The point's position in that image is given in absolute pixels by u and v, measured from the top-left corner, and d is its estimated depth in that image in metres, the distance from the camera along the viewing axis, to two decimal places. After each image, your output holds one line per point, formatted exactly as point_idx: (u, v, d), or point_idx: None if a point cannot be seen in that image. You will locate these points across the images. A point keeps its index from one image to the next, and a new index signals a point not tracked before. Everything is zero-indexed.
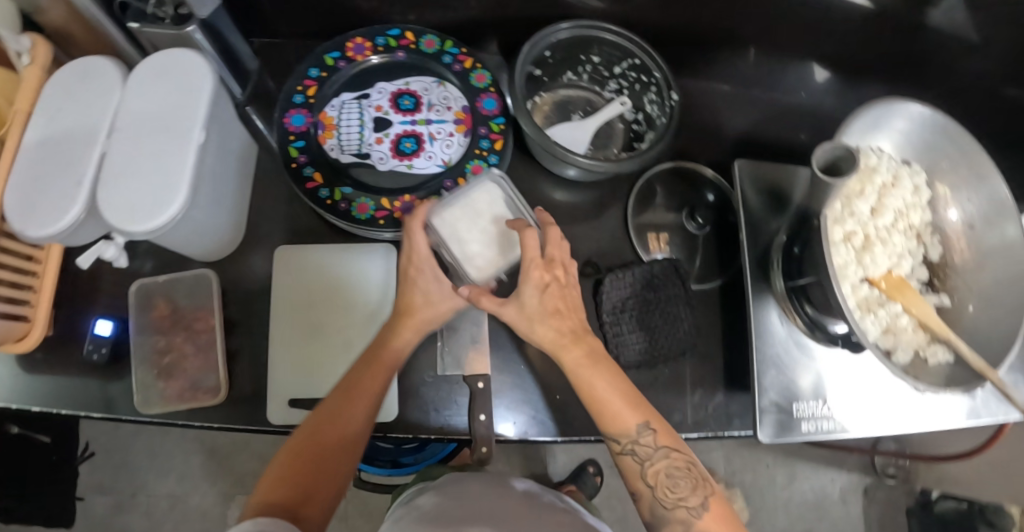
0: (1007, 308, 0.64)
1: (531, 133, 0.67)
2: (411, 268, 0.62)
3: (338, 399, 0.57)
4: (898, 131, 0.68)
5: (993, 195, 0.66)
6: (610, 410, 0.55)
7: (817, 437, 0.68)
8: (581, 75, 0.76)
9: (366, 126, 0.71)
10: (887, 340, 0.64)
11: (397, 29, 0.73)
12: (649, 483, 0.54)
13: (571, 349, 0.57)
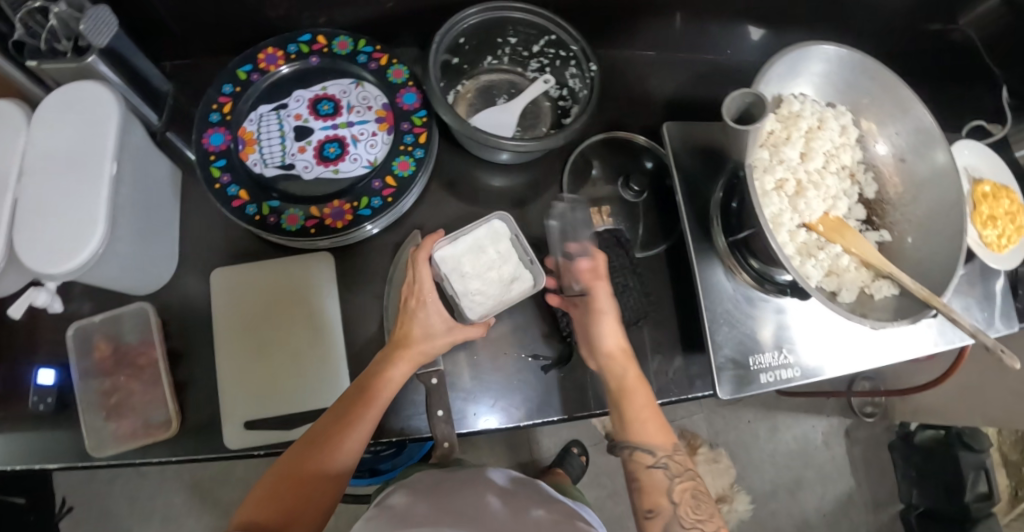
0: (945, 236, 0.65)
1: (454, 123, 0.66)
2: (411, 299, 0.62)
3: (334, 424, 0.59)
4: (818, 74, 0.68)
5: (919, 125, 0.67)
6: (653, 427, 0.62)
7: (778, 387, 0.68)
8: (501, 58, 0.75)
9: (287, 136, 0.70)
10: (830, 282, 0.65)
11: (307, 34, 0.71)
12: (674, 498, 0.59)
13: (631, 360, 0.64)
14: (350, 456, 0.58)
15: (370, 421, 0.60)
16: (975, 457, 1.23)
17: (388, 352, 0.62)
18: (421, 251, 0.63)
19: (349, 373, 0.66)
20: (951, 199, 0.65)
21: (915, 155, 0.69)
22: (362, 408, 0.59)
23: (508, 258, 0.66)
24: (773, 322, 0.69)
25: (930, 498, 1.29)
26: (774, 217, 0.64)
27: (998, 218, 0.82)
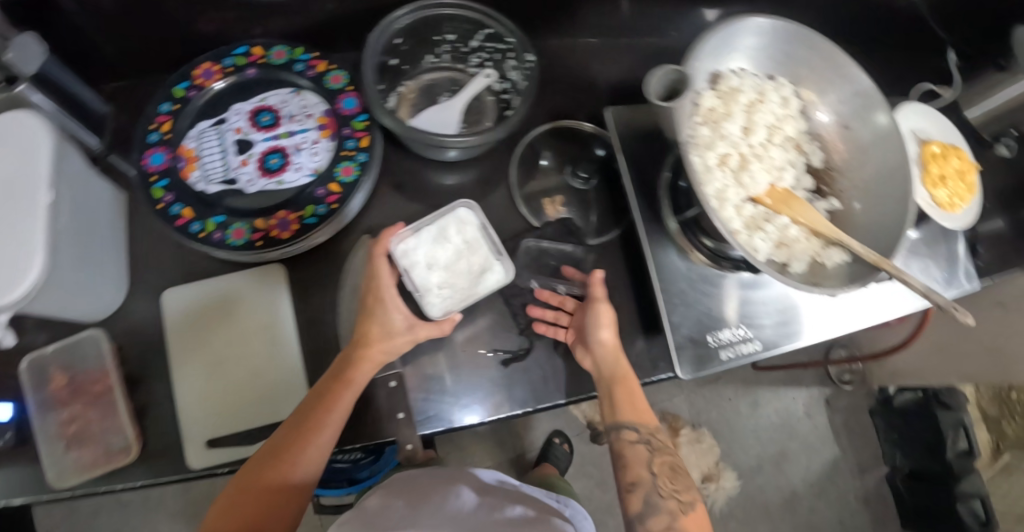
0: (892, 199, 0.64)
1: (393, 126, 0.66)
2: (371, 296, 0.62)
3: (297, 431, 0.58)
4: (751, 47, 0.67)
5: (858, 90, 0.67)
6: (637, 402, 0.63)
7: (738, 363, 0.69)
8: (442, 56, 0.75)
9: (228, 151, 0.69)
10: (781, 253, 0.64)
11: (243, 46, 0.71)
12: (654, 470, 0.60)
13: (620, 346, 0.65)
14: (314, 462, 0.58)
15: (334, 427, 0.59)
16: (953, 414, 1.23)
17: (349, 355, 0.61)
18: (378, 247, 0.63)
19: (309, 384, 0.66)
20: (893, 161, 0.65)
21: (858, 121, 0.68)
22: (326, 413, 0.58)
23: (476, 250, 0.67)
24: (730, 298, 0.70)
25: (913, 459, 1.31)
26: (719, 193, 0.63)
27: (948, 177, 0.82)
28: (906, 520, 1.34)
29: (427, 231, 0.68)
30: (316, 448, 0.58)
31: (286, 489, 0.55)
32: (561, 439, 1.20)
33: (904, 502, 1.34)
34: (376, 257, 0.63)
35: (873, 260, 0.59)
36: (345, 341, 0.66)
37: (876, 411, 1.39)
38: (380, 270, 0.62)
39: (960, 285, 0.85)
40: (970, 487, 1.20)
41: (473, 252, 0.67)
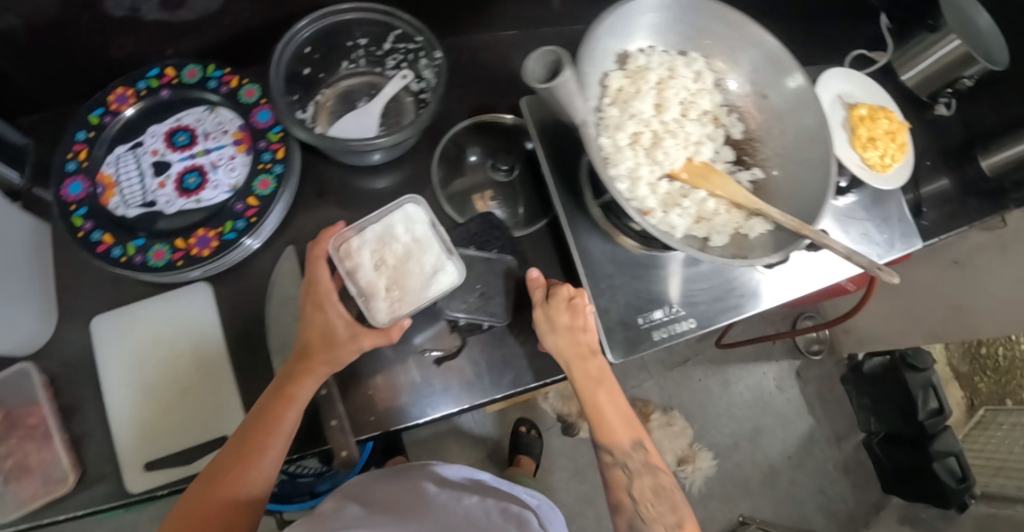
0: (808, 163, 0.63)
1: (308, 138, 0.66)
2: (310, 300, 0.59)
3: (242, 453, 0.57)
4: (653, 26, 0.65)
5: (770, 56, 0.65)
6: (614, 426, 0.64)
7: (672, 343, 0.69)
8: (357, 61, 0.75)
9: (146, 174, 0.69)
10: (700, 228, 0.62)
11: (155, 68, 0.71)
12: (634, 496, 0.63)
13: (589, 363, 0.63)
14: (260, 482, 0.58)
15: (279, 444, 0.59)
16: (921, 376, 1.29)
17: (291, 368, 0.60)
18: (318, 248, 0.60)
19: (244, 397, 0.66)
20: (806, 124, 0.64)
21: (772, 86, 0.66)
22: (269, 433, 0.58)
23: (426, 249, 0.61)
24: (659, 278, 0.70)
25: (887, 423, 1.33)
26: (629, 172, 0.62)
27: (878, 139, 0.79)
28: (887, 484, 1.36)
29: (374, 231, 0.62)
30: (264, 463, 0.58)
31: (231, 514, 0.56)
32: (527, 426, 1.21)
33: (883, 466, 1.36)
34: (316, 259, 0.59)
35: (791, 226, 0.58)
36: (275, 352, 0.65)
37: (847, 378, 1.42)
38: (318, 269, 0.59)
39: (904, 243, 0.85)
40: (943, 446, 1.26)
41: (424, 251, 0.60)
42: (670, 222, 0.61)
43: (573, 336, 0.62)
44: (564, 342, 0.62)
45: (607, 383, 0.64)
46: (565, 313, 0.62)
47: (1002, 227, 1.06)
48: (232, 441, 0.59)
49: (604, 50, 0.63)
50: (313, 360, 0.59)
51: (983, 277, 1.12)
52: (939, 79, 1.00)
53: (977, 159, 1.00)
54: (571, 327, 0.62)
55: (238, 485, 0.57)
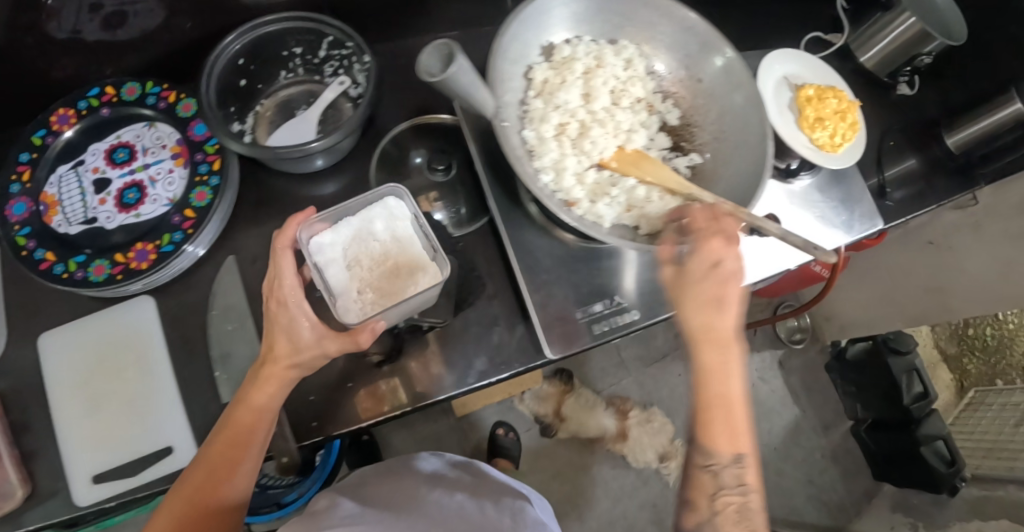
0: (739, 143, 0.62)
1: (242, 150, 0.66)
2: (273, 300, 0.55)
3: (209, 470, 0.55)
4: (577, 15, 0.66)
5: (698, 39, 0.64)
6: (721, 429, 0.49)
7: (615, 336, 0.67)
8: (295, 70, 0.75)
9: (87, 192, 0.70)
10: (631, 217, 0.60)
11: (95, 88, 0.72)
12: (715, 510, 0.50)
13: (713, 333, 0.50)
14: (234, 495, 0.56)
15: (248, 454, 0.56)
16: (904, 360, 1.28)
17: (253, 377, 0.56)
18: (284, 235, 0.55)
19: (187, 407, 0.66)
20: (734, 104, 0.63)
21: (697, 68, 0.66)
22: (237, 449, 0.55)
23: (406, 249, 0.59)
24: (599, 270, 0.68)
25: (874, 410, 1.32)
26: (554, 163, 0.61)
27: (826, 118, 0.76)
28: (876, 471, 1.34)
29: (349, 225, 0.60)
30: (237, 469, 0.56)
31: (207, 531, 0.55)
32: (505, 429, 1.21)
33: (871, 452, 1.35)
34: (279, 250, 0.55)
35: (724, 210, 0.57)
36: (217, 360, 0.66)
37: (831, 367, 1.42)
38: (280, 261, 0.54)
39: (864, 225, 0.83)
40: (930, 430, 1.24)
41: (402, 250, 0.59)
42: (597, 211, 0.59)
43: (704, 305, 0.50)
44: (691, 307, 0.50)
45: (732, 372, 0.50)
46: (702, 270, 0.51)
47: (974, 205, 1.07)
48: (198, 457, 0.56)
49: (526, 47, 0.64)
50: (275, 368, 0.56)
51: (960, 257, 1.12)
52: (898, 58, 0.98)
53: (942, 137, 1.00)
54: (709, 285, 0.50)
55: (214, 492, 0.55)
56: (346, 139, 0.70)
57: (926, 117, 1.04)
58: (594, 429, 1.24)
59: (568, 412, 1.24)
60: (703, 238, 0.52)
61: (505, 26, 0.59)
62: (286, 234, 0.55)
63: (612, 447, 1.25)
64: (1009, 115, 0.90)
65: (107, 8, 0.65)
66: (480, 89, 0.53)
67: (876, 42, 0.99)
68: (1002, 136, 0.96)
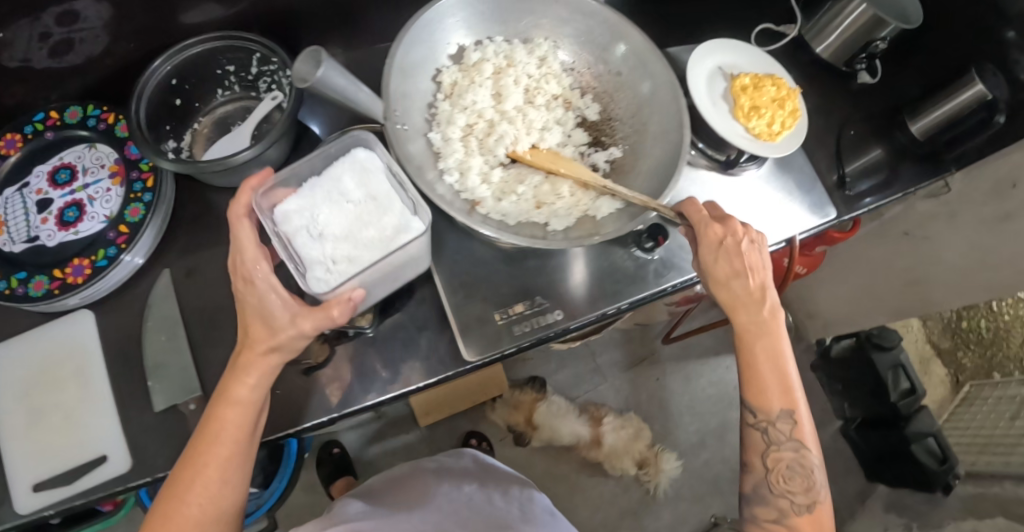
0: (654, 134, 0.65)
1: (178, 167, 0.67)
2: (238, 279, 0.55)
3: (199, 467, 0.55)
4: (486, 18, 0.68)
5: (602, 36, 0.68)
6: (762, 386, 0.65)
7: (537, 336, 0.67)
8: (231, 87, 0.78)
9: (31, 212, 0.72)
10: (540, 213, 0.61)
11: (40, 113, 0.75)
12: (768, 462, 0.66)
13: (742, 315, 0.65)
14: (230, 488, 0.57)
15: (235, 447, 0.57)
16: (889, 355, 1.26)
17: (233, 367, 0.57)
18: (239, 205, 0.55)
19: (122, 416, 0.68)
20: (642, 92, 0.67)
21: (601, 61, 0.69)
22: (223, 444, 0.56)
23: (383, 204, 0.54)
24: (521, 272, 0.68)
25: (861, 408, 1.31)
26: (459, 164, 0.63)
27: (762, 106, 0.74)
28: (867, 471, 1.32)
29: (316, 185, 0.55)
30: (221, 463, 0.56)
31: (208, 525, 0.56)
32: (478, 439, 1.20)
33: (861, 451, 1.33)
34: (237, 220, 0.54)
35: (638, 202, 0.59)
36: (149, 371, 0.68)
37: (817, 366, 1.41)
38: (240, 235, 0.54)
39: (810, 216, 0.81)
40: (919, 427, 1.21)
41: (377, 206, 0.54)
42: (501, 210, 0.61)
43: (725, 286, 0.64)
44: (718, 289, 0.65)
45: (760, 336, 0.65)
46: (719, 258, 0.63)
47: (946, 192, 1.03)
48: (185, 455, 0.57)
49: (437, 41, 0.66)
50: (252, 357, 0.56)
51: (936, 246, 1.08)
52: (852, 47, 0.95)
53: (906, 124, 0.97)
54: (724, 270, 0.63)
55: (202, 487, 0.55)
56: (274, 149, 0.72)
57: (890, 103, 1.00)
58: (568, 437, 1.21)
59: (540, 422, 1.21)
60: (704, 235, 0.64)
61: (411, 21, 0.61)
62: (241, 203, 0.54)
63: (587, 453, 1.23)
64: (972, 97, 0.87)
65: (55, 35, 0.68)
66: (348, 88, 0.59)
67: (830, 32, 0.95)
68: (961, 123, 0.92)
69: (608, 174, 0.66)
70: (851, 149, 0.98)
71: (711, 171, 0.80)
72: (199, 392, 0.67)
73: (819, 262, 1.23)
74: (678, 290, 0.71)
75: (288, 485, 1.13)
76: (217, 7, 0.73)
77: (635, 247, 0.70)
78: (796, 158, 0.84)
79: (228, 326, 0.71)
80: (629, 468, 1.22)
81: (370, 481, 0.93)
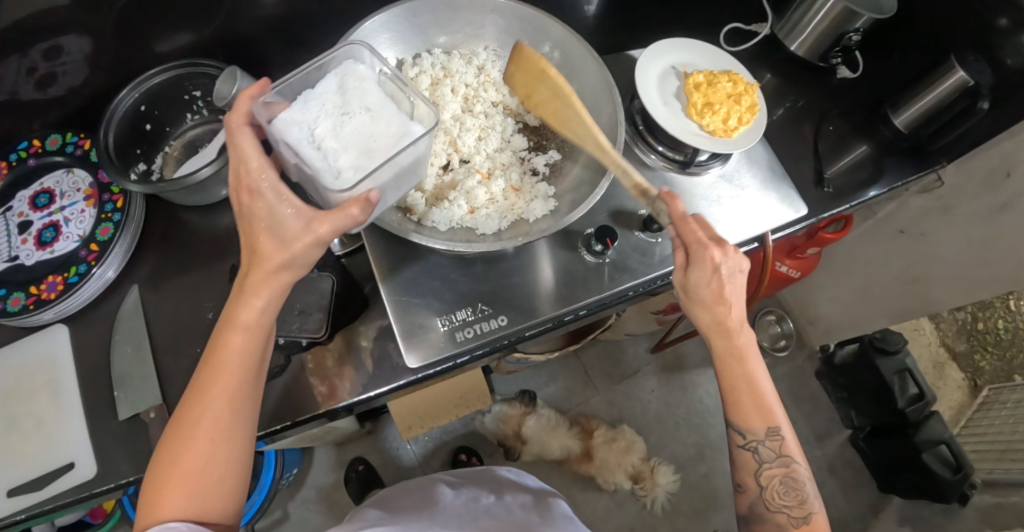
0: (601, 132, 0.70)
1: (144, 190, 0.69)
2: (242, 193, 0.52)
3: (208, 398, 0.53)
4: (423, 33, 0.73)
5: (537, 43, 0.74)
6: (749, 408, 0.60)
7: (481, 342, 0.69)
8: (201, 111, 0.82)
9: (12, 233, 0.75)
10: (466, 218, 0.67)
11: (24, 141, 0.78)
12: (762, 482, 0.61)
13: (721, 338, 0.61)
14: (240, 422, 0.55)
15: (238, 376, 0.54)
16: (894, 360, 1.26)
17: (240, 290, 0.54)
18: (236, 116, 0.52)
19: (90, 425, 0.70)
20: (572, 92, 0.74)
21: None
22: (232, 374, 0.54)
23: (385, 113, 0.54)
24: (468, 279, 0.71)
25: (868, 415, 1.31)
26: None
27: (716, 103, 0.74)
28: (880, 481, 1.31)
29: (310, 99, 0.53)
30: (225, 393, 0.54)
31: (219, 464, 0.53)
32: (467, 454, 1.27)
33: (872, 460, 1.33)
34: (235, 130, 0.52)
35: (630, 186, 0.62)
36: (116, 382, 0.70)
37: (821, 373, 1.42)
38: (240, 143, 0.52)
39: (780, 211, 0.79)
40: (931, 434, 1.20)
41: (379, 116, 0.53)
42: (432, 218, 0.66)
43: (706, 310, 0.60)
44: (702, 312, 0.61)
45: (747, 361, 0.61)
46: (709, 282, 0.59)
47: (939, 186, 0.98)
48: (190, 390, 0.54)
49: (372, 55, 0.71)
50: (262, 276, 0.53)
51: (930, 242, 1.04)
52: (827, 38, 0.90)
53: (890, 117, 0.90)
54: (713, 294, 0.59)
55: (209, 418, 0.53)
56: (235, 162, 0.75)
57: (870, 99, 0.95)
58: (558, 451, 1.25)
59: (528, 436, 1.26)
60: (698, 257, 0.59)
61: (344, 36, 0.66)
62: (240, 110, 0.52)
63: (578, 467, 1.27)
64: (954, 85, 0.81)
65: (40, 70, 0.72)
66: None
67: (803, 28, 0.91)
68: (946, 113, 0.85)
69: (547, 176, 0.73)
70: (831, 149, 0.91)
71: (669, 172, 0.78)
72: (159, 401, 0.69)
73: (814, 264, 1.19)
74: (638, 292, 0.74)
75: (267, 498, 1.14)
76: (188, 35, 0.77)
77: (585, 251, 0.73)
78: (758, 150, 0.82)
79: (192, 337, 0.74)
80: (624, 482, 1.24)
81: (386, 491, 0.91)
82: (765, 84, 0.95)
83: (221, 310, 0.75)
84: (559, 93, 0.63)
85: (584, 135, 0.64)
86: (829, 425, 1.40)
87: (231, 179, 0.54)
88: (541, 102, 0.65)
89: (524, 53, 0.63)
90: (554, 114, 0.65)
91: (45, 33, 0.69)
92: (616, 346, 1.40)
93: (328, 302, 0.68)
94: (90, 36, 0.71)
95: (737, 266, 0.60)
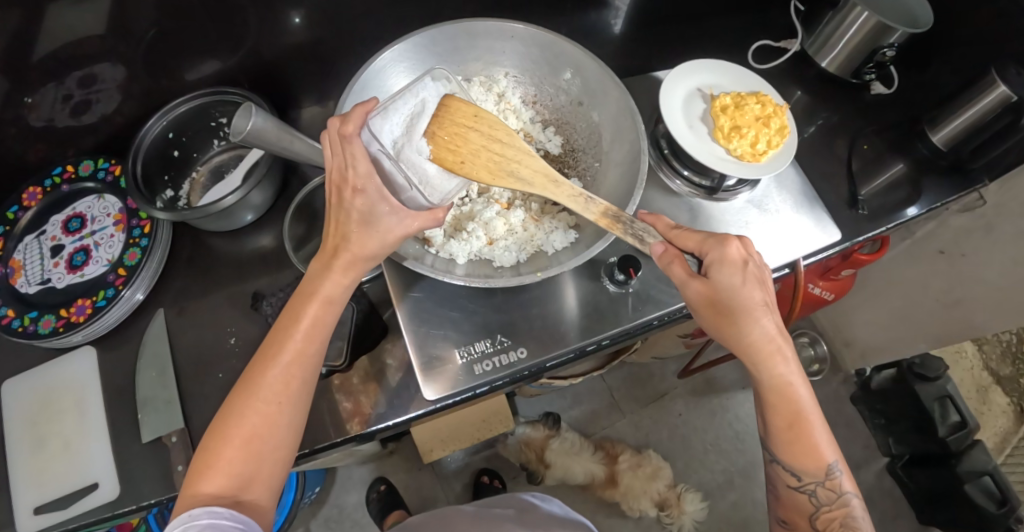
0: (619, 159, 0.69)
1: (169, 217, 0.69)
2: (346, 189, 0.57)
3: (280, 362, 0.56)
4: (437, 61, 0.73)
5: (555, 67, 0.73)
6: (802, 450, 0.56)
7: (501, 373, 0.68)
8: (227, 139, 0.83)
9: (46, 256, 0.76)
10: (484, 250, 0.67)
11: (58, 167, 0.80)
12: (818, 526, 0.57)
13: (777, 363, 0.56)
14: (305, 390, 0.57)
15: (311, 344, 0.57)
16: (934, 386, 1.21)
17: (323, 266, 0.58)
18: (349, 126, 0.56)
19: (114, 446, 0.70)
20: (592, 120, 0.73)
21: (549, 86, 0.75)
22: (304, 341, 0.57)
23: None
24: (487, 310, 0.70)
25: (909, 444, 1.26)
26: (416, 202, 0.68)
27: (744, 126, 0.72)
28: (922, 512, 1.26)
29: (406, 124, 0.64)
30: (296, 360, 0.56)
31: (278, 429, 0.55)
32: (489, 476, 1.25)
33: (912, 490, 1.27)
34: (348, 138, 0.56)
35: (597, 214, 0.61)
36: (140, 405, 0.71)
37: (858, 398, 1.37)
38: (354, 153, 0.56)
39: (812, 236, 0.76)
40: (974, 465, 1.14)
41: None
42: (451, 249, 0.66)
43: (735, 322, 0.56)
44: (741, 335, 0.56)
45: (796, 387, 0.56)
46: (739, 276, 0.55)
47: (982, 205, 0.93)
48: (260, 355, 0.57)
49: (388, 86, 0.71)
50: (349, 260, 0.58)
51: (972, 263, 0.99)
52: (860, 54, 0.87)
53: (927, 135, 0.86)
54: (740, 304, 0.55)
55: (277, 383, 0.55)
56: (256, 190, 0.76)
57: (910, 115, 0.91)
58: (581, 475, 1.23)
59: (551, 459, 1.24)
60: (718, 256, 0.56)
61: (361, 71, 0.66)
62: (351, 124, 0.56)
63: (603, 492, 1.24)
64: (994, 101, 0.77)
65: (75, 97, 0.74)
66: (283, 138, 0.67)
67: (835, 43, 0.88)
68: (987, 130, 0.81)
69: None
70: (868, 169, 0.87)
71: (695, 197, 0.77)
72: (181, 425, 0.70)
73: (849, 286, 1.13)
74: (662, 321, 0.71)
75: (288, 517, 1.14)
76: (216, 62, 0.79)
77: (607, 280, 0.71)
78: (789, 172, 0.79)
79: (215, 360, 0.74)
80: (649, 509, 1.22)
81: (414, 518, 0.91)
82: (796, 102, 0.92)
83: (242, 334, 0.76)
84: (492, 133, 0.64)
85: (534, 178, 0.63)
86: (864, 453, 1.35)
87: (330, 174, 0.58)
88: (472, 152, 0.63)
89: (452, 105, 0.64)
90: (489, 164, 0.63)
91: (80, 62, 0.71)
92: (642, 368, 1.38)
93: (348, 331, 0.71)
94: (123, 65, 0.73)
95: (762, 262, 0.58)
